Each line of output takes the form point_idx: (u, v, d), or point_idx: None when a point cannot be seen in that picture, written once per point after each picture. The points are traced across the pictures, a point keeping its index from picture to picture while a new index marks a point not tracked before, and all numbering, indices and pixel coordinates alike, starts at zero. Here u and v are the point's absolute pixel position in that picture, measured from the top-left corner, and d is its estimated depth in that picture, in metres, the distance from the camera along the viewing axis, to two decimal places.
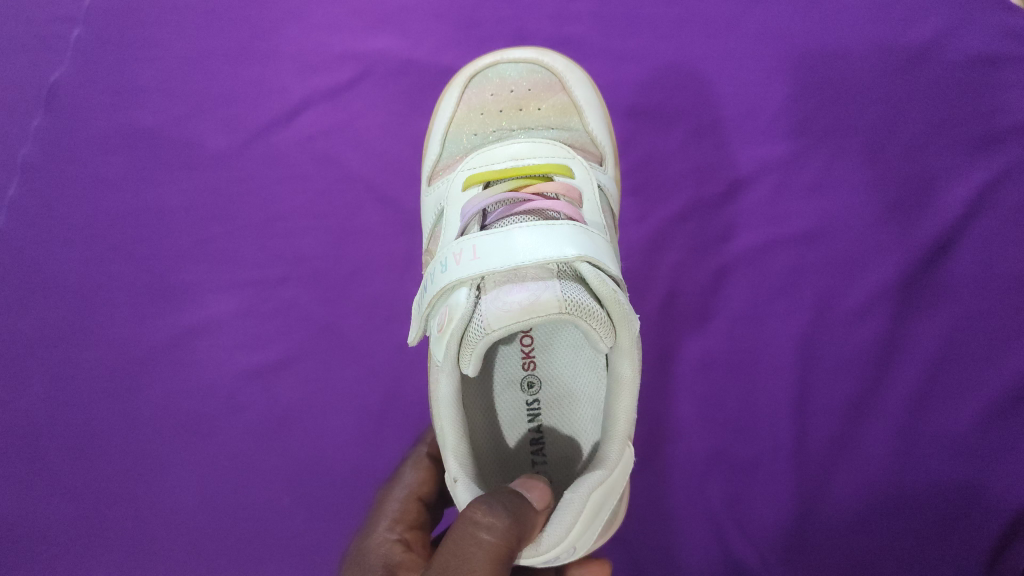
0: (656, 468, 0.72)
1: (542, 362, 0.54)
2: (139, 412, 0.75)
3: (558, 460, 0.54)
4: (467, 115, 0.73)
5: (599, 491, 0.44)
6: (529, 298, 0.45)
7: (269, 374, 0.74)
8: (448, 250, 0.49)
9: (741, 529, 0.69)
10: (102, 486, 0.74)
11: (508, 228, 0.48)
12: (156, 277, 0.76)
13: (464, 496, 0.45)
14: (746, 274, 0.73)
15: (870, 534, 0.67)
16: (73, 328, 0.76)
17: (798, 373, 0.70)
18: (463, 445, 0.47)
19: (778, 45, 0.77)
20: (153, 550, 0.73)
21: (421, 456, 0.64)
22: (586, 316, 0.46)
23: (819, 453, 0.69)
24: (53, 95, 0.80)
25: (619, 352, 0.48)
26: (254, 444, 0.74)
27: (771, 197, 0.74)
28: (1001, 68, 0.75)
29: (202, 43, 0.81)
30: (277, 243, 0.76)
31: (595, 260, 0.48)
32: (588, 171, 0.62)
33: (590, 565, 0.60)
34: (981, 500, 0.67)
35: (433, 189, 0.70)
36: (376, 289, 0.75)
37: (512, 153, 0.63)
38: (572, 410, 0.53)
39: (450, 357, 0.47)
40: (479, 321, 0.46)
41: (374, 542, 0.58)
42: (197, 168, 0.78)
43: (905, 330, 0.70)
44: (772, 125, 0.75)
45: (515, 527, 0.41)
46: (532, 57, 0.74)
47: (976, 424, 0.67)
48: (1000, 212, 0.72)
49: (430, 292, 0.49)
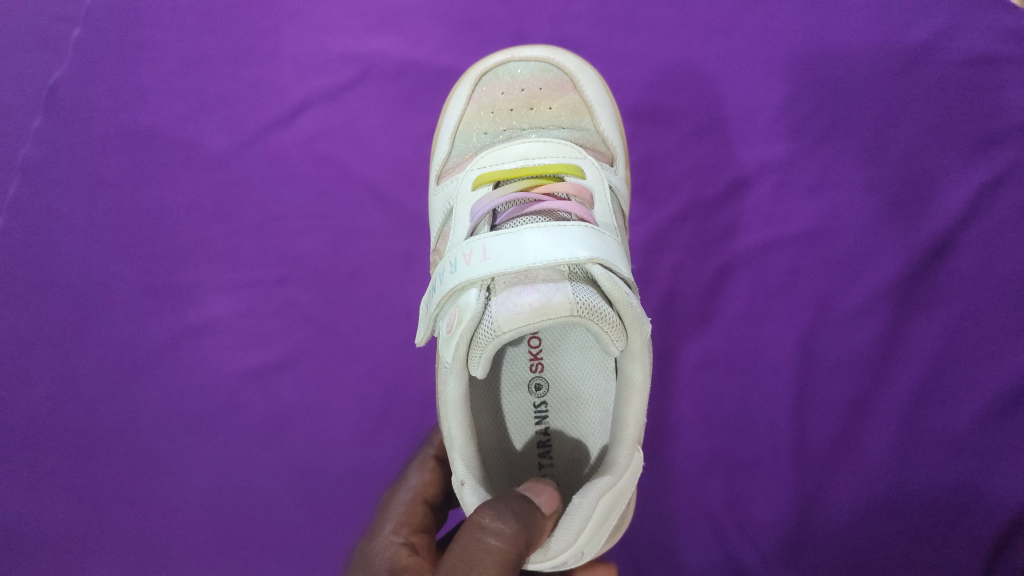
0: (657, 471, 0.71)
1: (550, 364, 0.54)
2: (140, 412, 0.74)
3: (565, 464, 0.53)
4: (477, 114, 0.73)
5: (607, 496, 0.43)
6: (540, 299, 0.44)
7: (269, 374, 0.74)
8: (458, 250, 0.49)
9: (742, 531, 0.69)
10: (101, 488, 0.73)
11: (519, 228, 0.48)
12: (157, 277, 0.76)
13: (471, 499, 0.44)
14: (747, 276, 0.72)
15: (869, 535, 0.67)
16: (74, 327, 0.75)
17: (799, 373, 0.70)
18: (470, 448, 0.47)
19: (779, 48, 0.77)
20: (154, 551, 0.72)
21: (427, 457, 0.64)
22: (598, 319, 0.45)
23: (821, 455, 0.69)
24: (53, 95, 0.79)
25: (630, 356, 0.48)
26: (255, 444, 0.73)
27: (772, 198, 0.74)
28: (999, 68, 0.75)
29: (203, 42, 0.80)
30: (278, 242, 0.76)
31: (607, 262, 0.47)
32: (598, 171, 0.62)
33: (594, 569, 0.59)
34: (981, 499, 0.66)
35: (440, 188, 0.69)
36: (376, 289, 0.74)
37: (521, 153, 0.63)
38: (579, 412, 0.53)
39: (459, 358, 0.47)
40: (488, 323, 0.45)
41: (378, 545, 0.57)
42: (198, 168, 0.78)
43: (905, 332, 0.70)
44: (773, 127, 0.75)
45: (523, 533, 0.41)
46: (544, 55, 0.74)
47: (976, 424, 0.67)
48: (999, 212, 0.72)
49: (438, 292, 0.49)
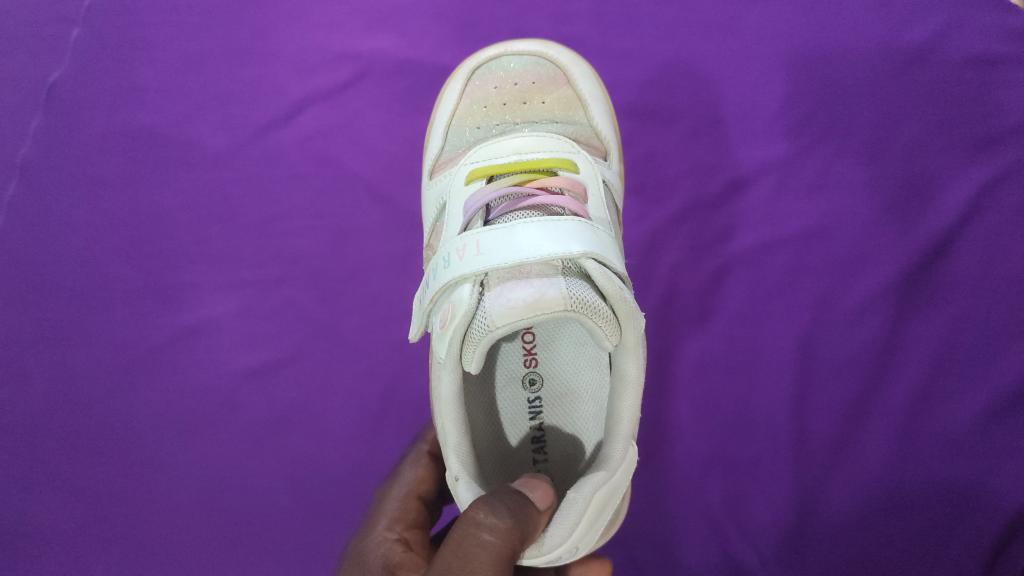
0: (656, 469, 0.71)
1: (544, 359, 0.54)
2: (139, 411, 0.74)
3: (560, 459, 0.53)
4: (470, 108, 0.73)
5: (602, 490, 0.43)
6: (534, 294, 0.44)
7: (267, 374, 0.74)
8: (452, 245, 0.49)
9: (741, 530, 0.69)
10: (99, 489, 0.73)
11: (513, 223, 0.48)
12: (155, 277, 0.76)
13: (465, 495, 0.44)
14: (746, 274, 0.72)
15: (870, 535, 0.67)
16: (73, 327, 0.75)
17: (798, 371, 0.70)
18: (463, 444, 0.47)
19: (779, 46, 0.77)
20: (153, 552, 0.72)
21: (420, 454, 0.63)
22: (591, 314, 0.45)
23: (820, 455, 0.69)
24: (52, 95, 0.80)
25: (623, 350, 0.48)
26: (253, 444, 0.73)
27: (772, 197, 0.73)
28: (1001, 68, 0.75)
29: (203, 42, 0.81)
30: (276, 242, 0.76)
31: (601, 257, 0.47)
32: (593, 165, 0.62)
33: (589, 566, 0.59)
34: (982, 500, 0.66)
35: (433, 183, 0.69)
36: (375, 288, 0.74)
37: (514, 148, 0.63)
38: (574, 408, 0.53)
39: (452, 354, 0.47)
40: (482, 318, 0.45)
41: (373, 541, 0.57)
42: (197, 167, 0.78)
43: (905, 330, 0.70)
44: (773, 125, 0.75)
45: (517, 528, 0.41)
46: (537, 49, 0.74)
47: (977, 424, 0.67)
48: (1000, 212, 0.71)
49: (432, 287, 0.49)
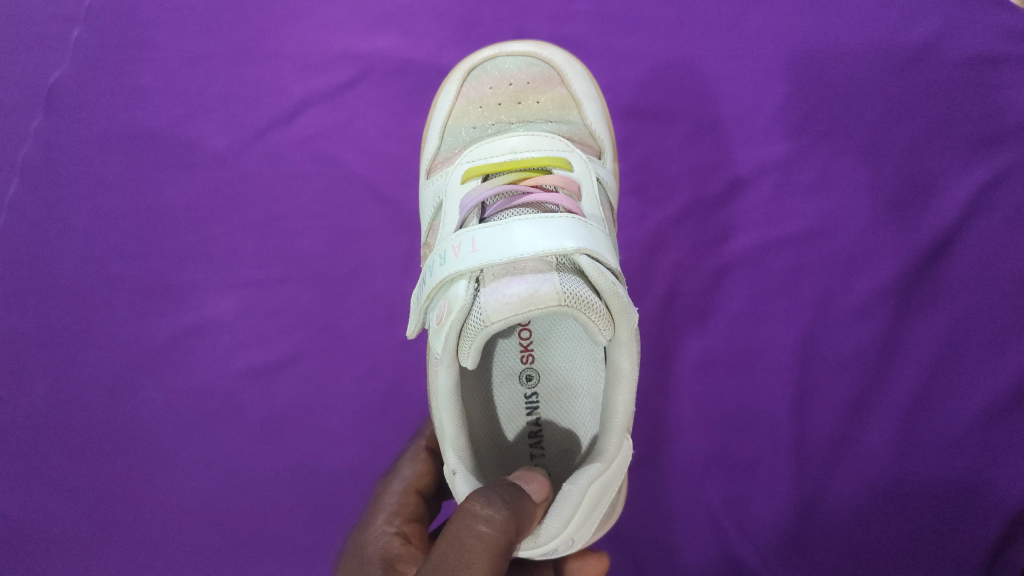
0: (656, 465, 0.72)
1: (540, 355, 0.55)
2: (141, 410, 0.74)
3: (556, 454, 0.53)
4: (466, 108, 0.74)
5: (597, 483, 0.43)
6: (529, 289, 0.45)
7: (270, 373, 0.74)
8: (448, 241, 0.49)
9: (740, 527, 0.69)
10: (102, 487, 0.74)
11: (508, 220, 0.49)
12: (157, 277, 0.77)
13: (462, 488, 0.44)
14: (746, 272, 0.73)
15: (870, 533, 0.68)
16: (74, 327, 0.76)
17: (797, 368, 0.71)
18: (461, 438, 0.47)
19: (777, 45, 0.78)
20: (155, 550, 0.73)
21: (419, 449, 0.65)
22: (585, 308, 0.45)
23: (819, 452, 0.69)
24: (52, 96, 0.81)
25: (617, 345, 0.48)
26: (256, 442, 0.74)
27: (770, 195, 0.74)
28: (1000, 68, 0.76)
29: (204, 43, 0.82)
30: (278, 242, 0.76)
31: (595, 253, 0.48)
32: (587, 163, 0.63)
33: (586, 561, 0.59)
34: (982, 498, 0.67)
35: (431, 182, 0.70)
36: (377, 288, 0.75)
37: (510, 147, 0.64)
38: (570, 403, 0.54)
39: (449, 349, 0.47)
40: (478, 314, 0.46)
41: (371, 535, 0.57)
42: (197, 167, 0.78)
43: (903, 328, 0.70)
44: (771, 124, 0.76)
45: (513, 519, 0.41)
46: (531, 50, 0.75)
47: (976, 422, 0.68)
48: (999, 212, 0.72)
49: (429, 283, 0.49)
